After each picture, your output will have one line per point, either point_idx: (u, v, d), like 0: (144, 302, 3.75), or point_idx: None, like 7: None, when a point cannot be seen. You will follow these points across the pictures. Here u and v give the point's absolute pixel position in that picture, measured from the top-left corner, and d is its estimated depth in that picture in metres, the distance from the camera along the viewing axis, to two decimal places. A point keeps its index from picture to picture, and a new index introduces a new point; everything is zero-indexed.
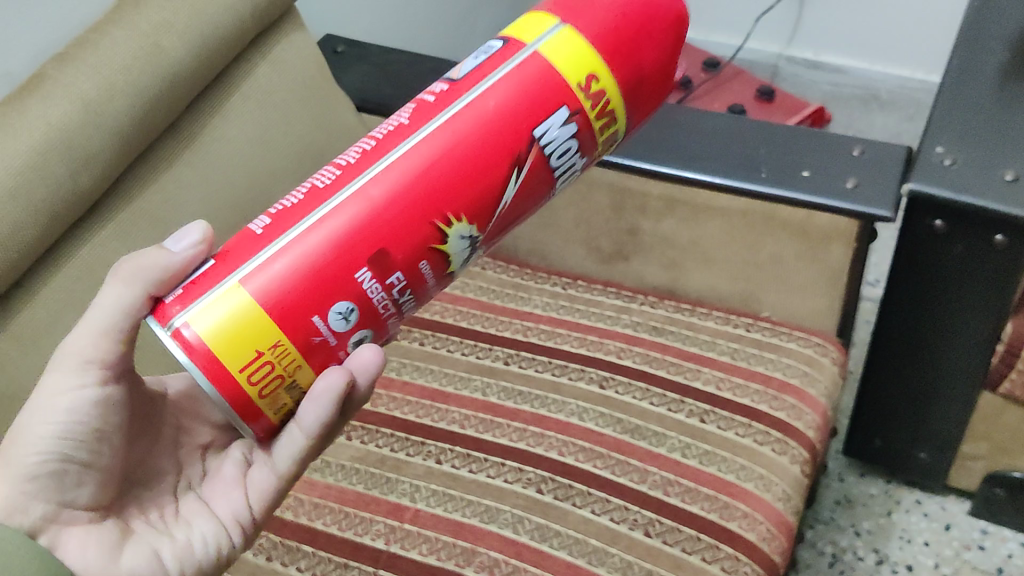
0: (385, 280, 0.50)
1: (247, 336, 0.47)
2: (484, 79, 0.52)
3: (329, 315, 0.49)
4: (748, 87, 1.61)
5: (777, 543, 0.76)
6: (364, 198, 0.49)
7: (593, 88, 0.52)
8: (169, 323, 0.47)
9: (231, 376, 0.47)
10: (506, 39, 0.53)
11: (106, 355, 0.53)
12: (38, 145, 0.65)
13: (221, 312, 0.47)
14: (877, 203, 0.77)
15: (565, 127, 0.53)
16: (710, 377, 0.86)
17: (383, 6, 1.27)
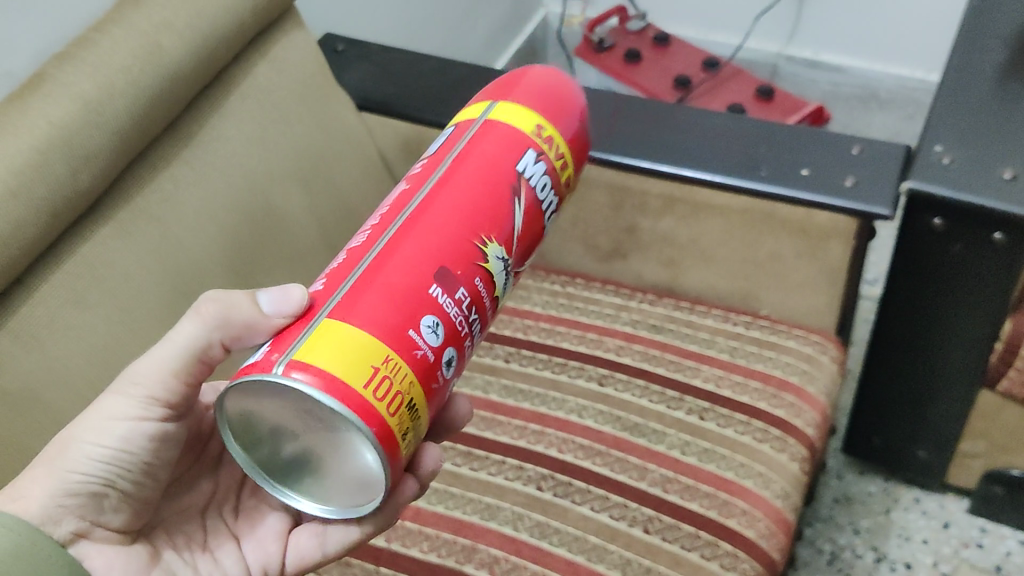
0: (455, 295, 0.48)
1: (357, 351, 0.44)
2: (462, 140, 0.54)
3: (421, 329, 0.46)
4: (748, 87, 1.61)
5: (776, 541, 0.76)
6: (404, 235, 0.49)
7: (544, 135, 0.56)
8: (273, 368, 0.43)
9: (358, 392, 0.43)
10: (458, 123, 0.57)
11: (170, 395, 0.55)
12: (39, 145, 0.65)
13: (329, 346, 0.44)
14: (876, 202, 0.77)
15: (537, 167, 0.54)
16: (710, 375, 0.86)
17: (382, 5, 1.27)
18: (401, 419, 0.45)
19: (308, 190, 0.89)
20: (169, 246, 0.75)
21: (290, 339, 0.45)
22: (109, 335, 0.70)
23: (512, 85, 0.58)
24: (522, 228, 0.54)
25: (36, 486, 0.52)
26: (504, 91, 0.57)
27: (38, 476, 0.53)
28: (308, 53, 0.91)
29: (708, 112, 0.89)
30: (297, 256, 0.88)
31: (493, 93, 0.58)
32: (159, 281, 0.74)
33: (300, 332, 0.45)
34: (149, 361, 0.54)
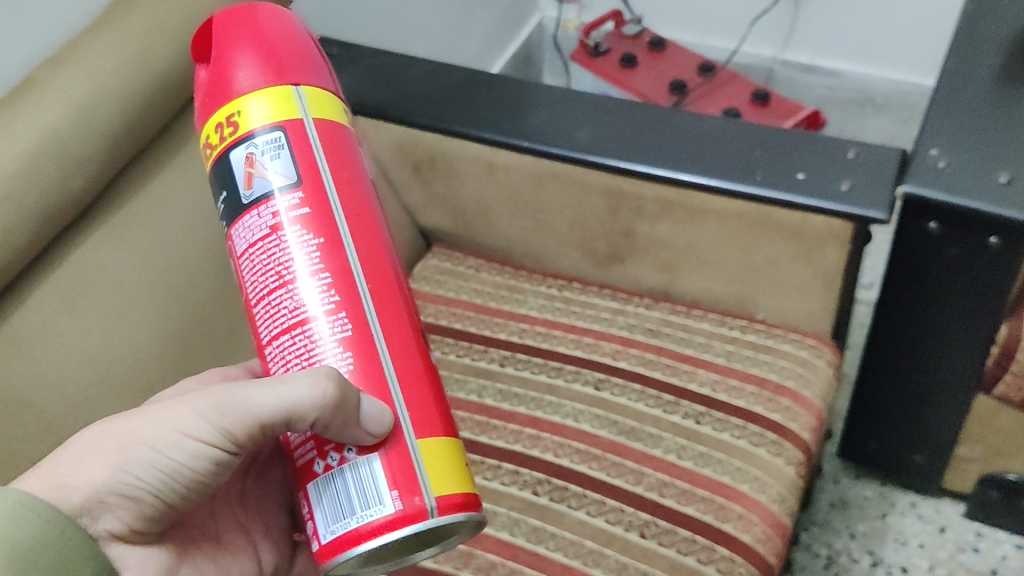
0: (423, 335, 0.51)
1: (449, 453, 0.47)
2: (334, 168, 0.47)
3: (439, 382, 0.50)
4: (743, 91, 1.61)
5: (772, 545, 0.76)
6: (400, 320, 0.47)
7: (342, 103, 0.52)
8: (426, 508, 0.45)
9: (471, 485, 0.47)
10: (284, 125, 0.46)
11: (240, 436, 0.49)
12: (33, 147, 0.65)
13: (438, 460, 0.46)
14: (871, 206, 0.77)
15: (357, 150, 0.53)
16: (705, 379, 0.86)
17: (377, 9, 1.27)
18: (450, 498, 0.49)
19: None
20: (163, 250, 0.75)
21: (399, 473, 0.45)
22: (104, 339, 0.70)
23: (282, 58, 0.47)
24: None
25: (82, 475, 0.48)
26: (288, 69, 0.47)
27: (83, 465, 0.49)
28: None
29: (703, 116, 0.89)
30: None
31: (269, 68, 0.47)
32: (153, 285, 0.74)
33: (396, 462, 0.45)
34: (238, 397, 0.48)
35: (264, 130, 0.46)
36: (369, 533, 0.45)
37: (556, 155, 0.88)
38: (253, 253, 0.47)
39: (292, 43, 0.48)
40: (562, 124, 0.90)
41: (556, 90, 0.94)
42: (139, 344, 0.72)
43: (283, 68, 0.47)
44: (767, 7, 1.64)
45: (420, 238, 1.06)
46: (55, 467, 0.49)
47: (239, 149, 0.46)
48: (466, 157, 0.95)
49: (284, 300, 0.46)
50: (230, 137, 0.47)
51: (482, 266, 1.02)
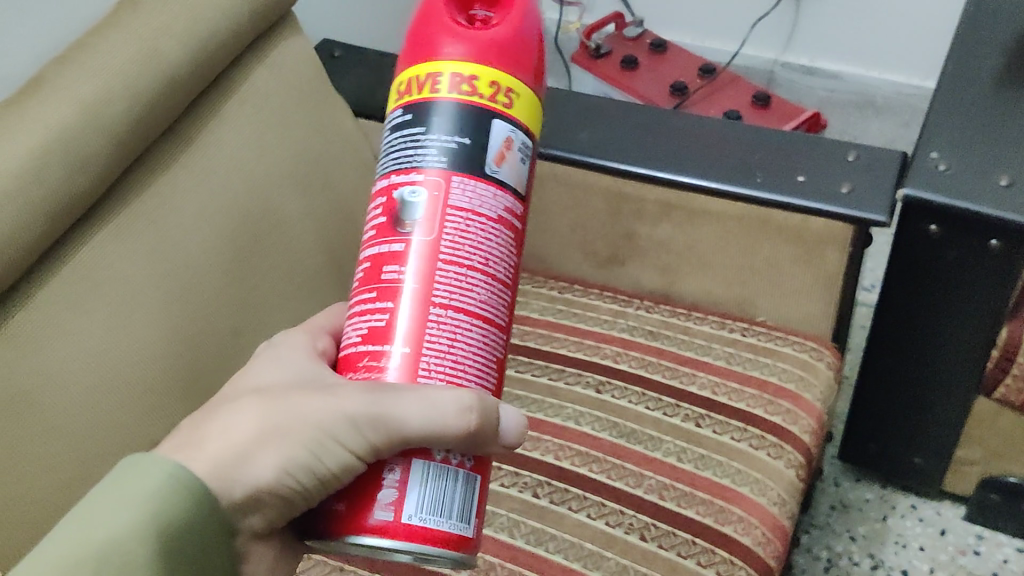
0: None
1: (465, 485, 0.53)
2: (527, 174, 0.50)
3: None
4: (744, 93, 1.61)
5: (772, 548, 0.76)
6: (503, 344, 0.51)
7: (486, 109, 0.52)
8: (473, 547, 0.48)
9: None
10: (530, 131, 0.49)
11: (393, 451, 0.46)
12: (38, 149, 0.65)
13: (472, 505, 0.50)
14: (871, 208, 0.77)
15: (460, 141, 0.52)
16: (705, 382, 0.86)
17: (379, 11, 1.27)
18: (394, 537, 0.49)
19: (308, 196, 0.89)
20: (165, 251, 0.75)
21: (478, 504, 0.48)
22: (105, 340, 0.70)
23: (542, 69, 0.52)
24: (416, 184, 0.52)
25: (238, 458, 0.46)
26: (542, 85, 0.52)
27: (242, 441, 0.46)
28: (306, 59, 0.92)
29: (703, 119, 0.89)
30: (296, 261, 0.87)
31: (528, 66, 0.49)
32: (156, 286, 0.74)
33: (483, 487, 0.48)
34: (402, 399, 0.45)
35: (524, 129, 0.49)
36: (444, 541, 0.46)
37: (556, 157, 0.88)
38: (462, 219, 0.47)
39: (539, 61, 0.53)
40: (563, 125, 0.90)
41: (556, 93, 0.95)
42: (141, 344, 0.72)
43: (522, 64, 0.48)
44: (767, 10, 1.64)
45: None
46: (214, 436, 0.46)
47: (503, 125, 0.48)
48: None
49: (478, 285, 0.47)
50: (479, 89, 0.47)
51: None
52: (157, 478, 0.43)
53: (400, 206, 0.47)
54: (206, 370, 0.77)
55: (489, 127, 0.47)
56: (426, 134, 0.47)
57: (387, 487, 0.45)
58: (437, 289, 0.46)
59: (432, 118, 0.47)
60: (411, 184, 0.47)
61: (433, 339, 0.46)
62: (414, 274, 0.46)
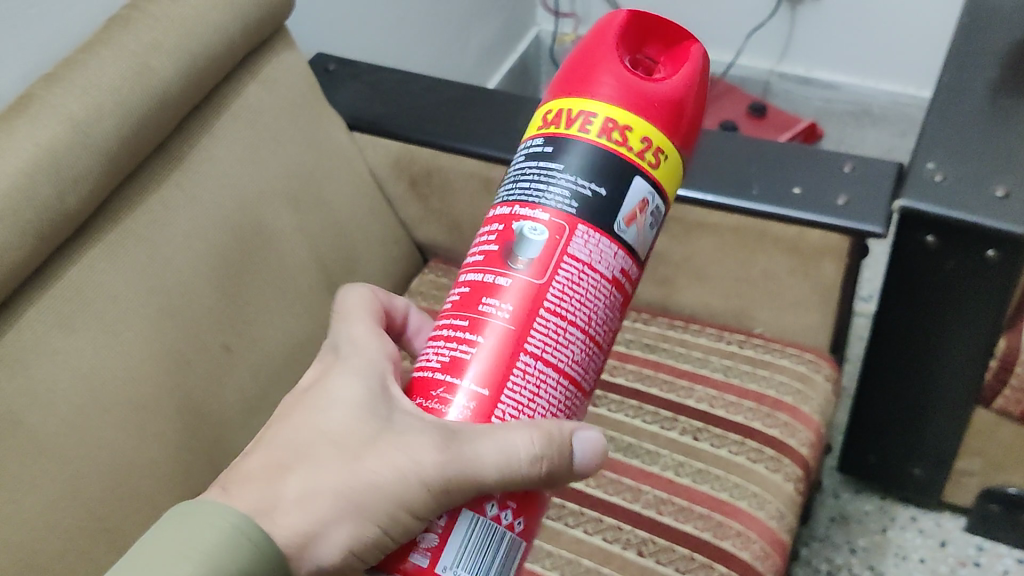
0: None
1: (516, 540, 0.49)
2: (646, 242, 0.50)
3: None
4: (739, 104, 1.58)
5: (771, 562, 0.75)
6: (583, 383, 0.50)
7: None
8: None
9: None
10: (666, 200, 0.49)
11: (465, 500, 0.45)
12: (26, 167, 0.65)
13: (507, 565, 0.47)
14: (866, 220, 0.77)
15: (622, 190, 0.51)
16: (703, 395, 0.86)
17: (374, 25, 1.27)
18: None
19: (300, 211, 0.88)
20: (156, 267, 0.75)
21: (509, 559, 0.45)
22: (96, 359, 0.69)
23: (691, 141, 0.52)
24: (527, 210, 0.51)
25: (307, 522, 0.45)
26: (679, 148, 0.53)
27: (318, 507, 0.45)
28: (299, 73, 0.91)
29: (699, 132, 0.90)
30: (289, 276, 0.86)
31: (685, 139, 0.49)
32: (146, 304, 0.74)
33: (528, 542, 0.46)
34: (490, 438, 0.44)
35: (662, 197, 0.49)
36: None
37: None
38: (568, 272, 0.45)
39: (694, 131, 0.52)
40: None
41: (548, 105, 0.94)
42: (132, 361, 0.71)
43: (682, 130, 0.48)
44: (763, 20, 1.64)
45: (417, 252, 1.04)
46: (293, 495, 0.45)
47: (646, 184, 0.47)
48: (461, 172, 0.94)
49: (578, 345, 0.46)
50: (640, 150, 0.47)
51: None
52: (213, 538, 0.43)
53: (518, 241, 0.46)
54: (198, 387, 0.76)
55: (630, 190, 0.47)
56: (562, 172, 0.47)
57: (430, 532, 0.44)
58: (532, 337, 0.45)
59: (592, 164, 0.46)
60: (535, 221, 0.46)
61: (516, 387, 0.45)
62: (514, 316, 0.45)
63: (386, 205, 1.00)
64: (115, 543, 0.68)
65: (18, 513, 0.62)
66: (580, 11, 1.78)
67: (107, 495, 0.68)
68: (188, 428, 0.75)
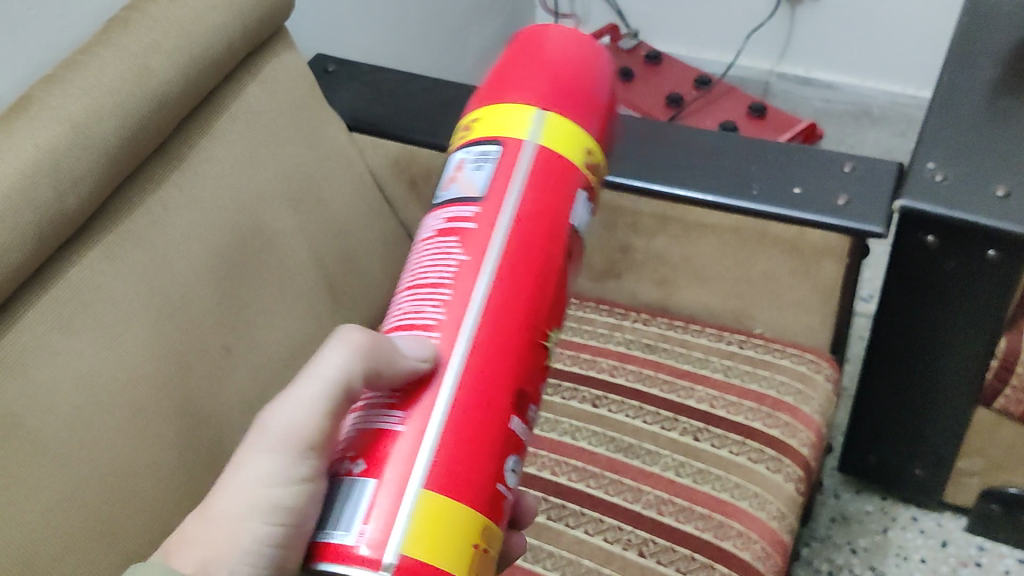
0: (524, 417, 0.48)
1: (444, 528, 0.42)
2: (510, 185, 0.50)
3: (505, 475, 0.46)
4: (740, 104, 1.57)
5: (772, 562, 0.75)
6: (481, 347, 0.47)
7: (591, 159, 0.53)
8: (355, 548, 0.41)
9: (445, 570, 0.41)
10: (499, 142, 0.51)
11: (317, 433, 0.47)
12: (26, 168, 0.65)
13: (406, 526, 0.42)
14: (867, 219, 0.77)
15: (580, 210, 0.53)
16: (704, 395, 0.85)
17: (374, 26, 1.27)
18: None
19: (300, 212, 0.88)
20: (155, 268, 0.75)
21: (370, 505, 0.42)
22: (96, 360, 0.69)
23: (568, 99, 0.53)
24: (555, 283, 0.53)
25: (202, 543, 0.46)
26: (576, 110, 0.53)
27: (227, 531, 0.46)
28: (299, 75, 0.91)
29: (699, 132, 0.90)
30: (290, 277, 0.86)
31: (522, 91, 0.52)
32: (146, 305, 0.74)
33: (375, 480, 0.43)
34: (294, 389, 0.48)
35: (486, 143, 0.52)
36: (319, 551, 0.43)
37: None
38: (418, 252, 0.52)
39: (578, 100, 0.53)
40: None
41: None
42: (131, 363, 0.71)
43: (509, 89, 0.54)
44: (763, 21, 1.64)
45: None
46: (201, 532, 0.47)
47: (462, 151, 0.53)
48: None
49: (416, 290, 0.49)
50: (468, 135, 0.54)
51: None
52: None
53: None
54: (198, 389, 0.76)
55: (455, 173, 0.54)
56: None
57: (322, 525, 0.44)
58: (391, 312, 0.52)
59: None
60: None
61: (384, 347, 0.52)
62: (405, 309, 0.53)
63: (386, 206, 1.00)
64: (115, 544, 0.68)
65: (18, 515, 0.62)
66: (579, 11, 1.79)
67: (107, 497, 0.68)
68: (189, 430, 0.75)
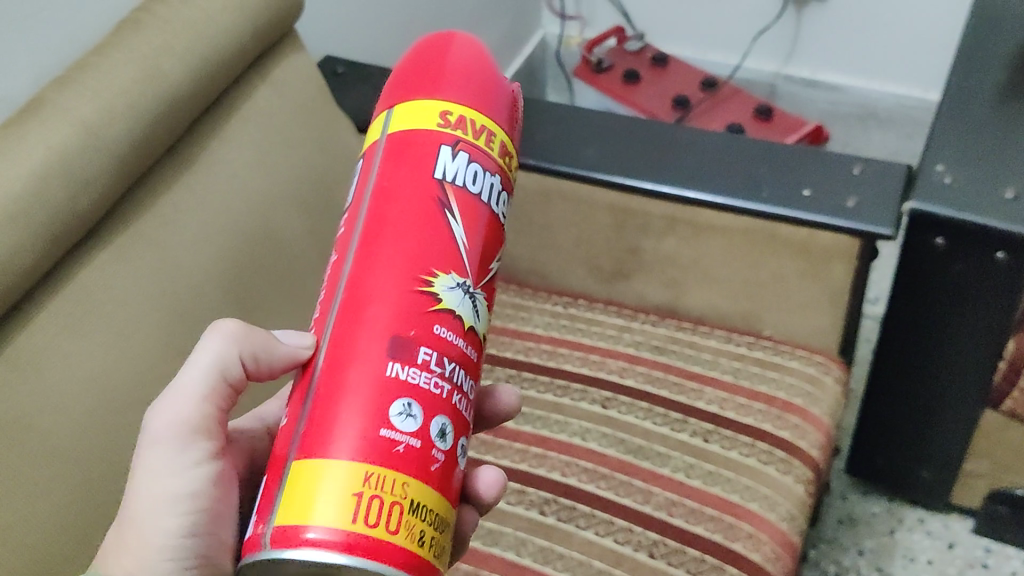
0: (412, 364, 0.43)
1: (342, 491, 0.40)
2: (367, 179, 0.47)
3: (393, 422, 0.42)
4: (747, 106, 1.57)
5: (782, 564, 0.75)
6: (341, 334, 0.44)
7: (453, 118, 0.46)
8: (267, 542, 0.40)
9: (353, 532, 0.39)
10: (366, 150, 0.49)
11: (206, 420, 0.51)
12: (38, 170, 0.65)
13: (312, 500, 0.40)
14: (877, 221, 0.77)
15: (458, 158, 0.46)
16: (713, 397, 0.86)
17: (381, 28, 1.27)
18: (428, 536, 0.41)
19: (310, 214, 0.88)
20: (166, 269, 0.75)
21: (265, 498, 0.42)
22: (108, 361, 0.69)
23: (421, 76, 0.48)
24: (484, 248, 0.47)
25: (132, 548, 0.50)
26: (429, 81, 0.47)
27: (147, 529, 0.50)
28: (309, 77, 0.92)
29: (708, 134, 0.90)
30: (300, 279, 0.87)
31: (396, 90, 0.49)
32: (158, 306, 0.74)
33: (268, 484, 0.42)
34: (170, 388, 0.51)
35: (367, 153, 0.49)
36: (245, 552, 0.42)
37: (556, 172, 0.89)
38: None
39: (438, 68, 0.48)
40: (565, 143, 0.91)
41: (557, 110, 0.96)
42: (142, 363, 0.71)
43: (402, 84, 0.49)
44: (769, 22, 1.64)
45: None
46: (124, 540, 0.50)
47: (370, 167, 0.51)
48: None
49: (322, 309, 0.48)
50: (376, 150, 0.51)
51: None
52: None
53: None
54: None
55: None
56: None
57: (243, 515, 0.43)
58: None
59: None
60: None
61: None
62: None
63: None
64: None
65: (31, 516, 0.62)
66: (585, 13, 1.79)
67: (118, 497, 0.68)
68: None
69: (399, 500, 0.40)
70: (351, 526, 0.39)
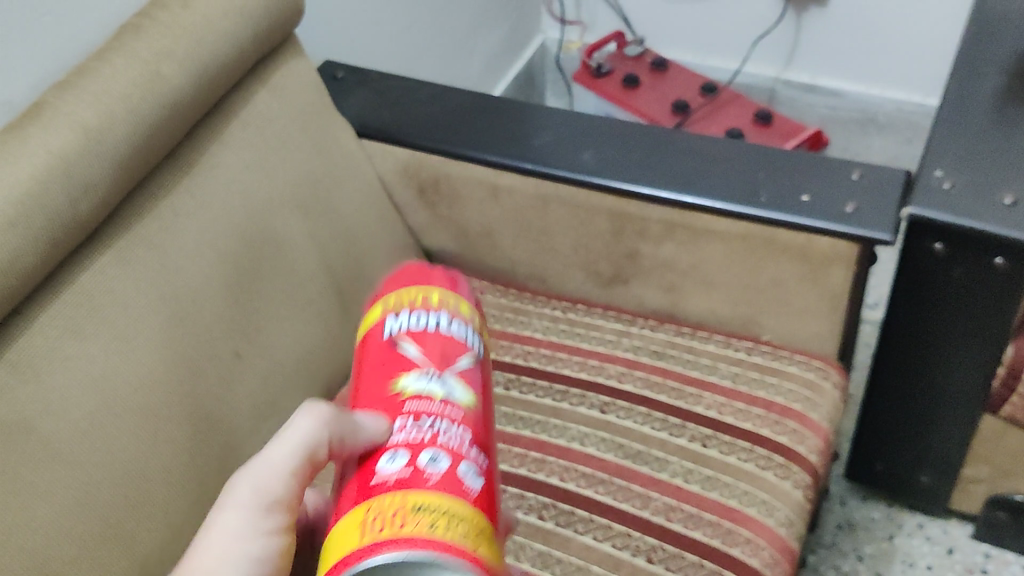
0: (395, 431, 0.47)
1: (348, 530, 0.42)
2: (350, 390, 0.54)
3: (381, 467, 0.45)
4: (747, 110, 1.57)
5: (780, 569, 0.75)
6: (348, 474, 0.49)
7: (388, 299, 0.55)
8: None
9: (360, 548, 0.40)
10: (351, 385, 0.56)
11: (285, 494, 0.51)
12: (38, 175, 0.65)
13: (336, 547, 0.42)
14: (876, 227, 0.78)
15: (401, 316, 0.53)
16: (711, 402, 0.86)
17: (381, 33, 1.27)
18: (444, 522, 0.41)
19: (309, 219, 0.88)
20: (166, 274, 0.75)
21: None
22: (107, 365, 0.70)
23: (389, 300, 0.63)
24: (462, 360, 0.52)
25: None
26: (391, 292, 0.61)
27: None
28: (308, 81, 0.92)
29: (707, 140, 0.90)
30: (299, 284, 0.87)
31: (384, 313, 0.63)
32: (158, 311, 0.74)
33: None
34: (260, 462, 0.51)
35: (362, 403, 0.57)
36: None
37: (556, 177, 0.89)
38: None
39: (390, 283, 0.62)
40: (565, 148, 0.92)
41: (557, 114, 0.96)
42: (141, 367, 0.72)
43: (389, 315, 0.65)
44: (769, 27, 1.64)
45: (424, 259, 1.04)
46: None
47: None
48: (470, 179, 0.94)
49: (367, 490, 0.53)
50: None
51: (486, 288, 1.01)
52: None
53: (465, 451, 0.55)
54: (208, 394, 0.77)
55: None
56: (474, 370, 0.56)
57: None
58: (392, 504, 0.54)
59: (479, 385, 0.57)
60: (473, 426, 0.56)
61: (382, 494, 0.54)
62: None
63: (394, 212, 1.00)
64: (125, 548, 0.68)
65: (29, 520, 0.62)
66: (586, 18, 1.80)
67: (117, 500, 0.68)
68: (198, 435, 0.75)
69: (398, 509, 0.42)
70: (360, 542, 0.41)
